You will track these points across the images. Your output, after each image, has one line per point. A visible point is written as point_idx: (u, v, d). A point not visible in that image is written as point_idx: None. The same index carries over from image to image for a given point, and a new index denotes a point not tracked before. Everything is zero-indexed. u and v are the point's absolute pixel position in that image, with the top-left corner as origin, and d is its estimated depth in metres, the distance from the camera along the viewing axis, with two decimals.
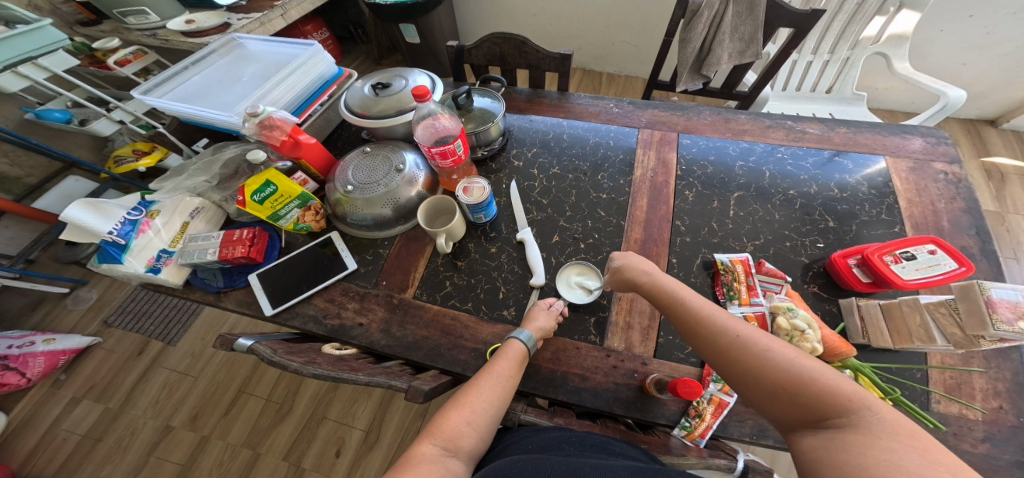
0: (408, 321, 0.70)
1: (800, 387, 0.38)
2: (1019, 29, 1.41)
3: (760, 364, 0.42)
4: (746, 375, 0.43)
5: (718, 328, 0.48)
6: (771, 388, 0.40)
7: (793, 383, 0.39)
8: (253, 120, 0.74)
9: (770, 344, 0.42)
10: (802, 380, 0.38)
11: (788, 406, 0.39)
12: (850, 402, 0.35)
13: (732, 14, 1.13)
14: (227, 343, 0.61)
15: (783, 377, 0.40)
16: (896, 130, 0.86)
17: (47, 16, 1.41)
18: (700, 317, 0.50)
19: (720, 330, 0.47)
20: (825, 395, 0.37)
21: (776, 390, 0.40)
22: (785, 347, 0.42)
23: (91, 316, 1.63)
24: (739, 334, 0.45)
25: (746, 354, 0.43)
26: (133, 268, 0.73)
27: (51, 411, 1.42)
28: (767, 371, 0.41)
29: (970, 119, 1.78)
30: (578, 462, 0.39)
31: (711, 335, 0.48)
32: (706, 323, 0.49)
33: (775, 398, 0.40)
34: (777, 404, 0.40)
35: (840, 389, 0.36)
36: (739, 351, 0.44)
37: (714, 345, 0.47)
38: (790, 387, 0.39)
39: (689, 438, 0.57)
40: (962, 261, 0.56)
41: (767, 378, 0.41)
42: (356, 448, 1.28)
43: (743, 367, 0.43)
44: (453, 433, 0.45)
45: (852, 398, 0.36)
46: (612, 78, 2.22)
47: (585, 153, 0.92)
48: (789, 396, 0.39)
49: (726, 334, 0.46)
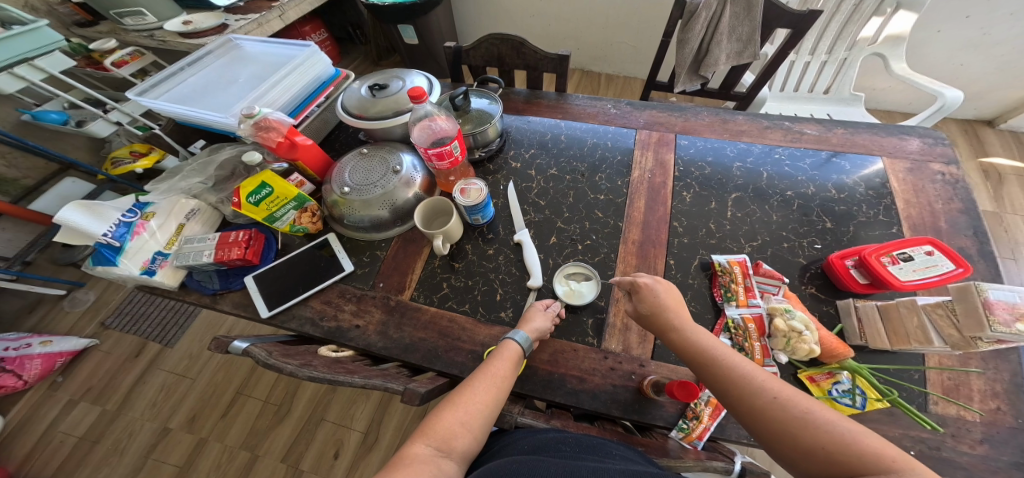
0: (405, 322, 0.70)
1: (843, 449, 0.37)
2: (1015, 29, 1.42)
3: (798, 423, 0.40)
4: (781, 432, 0.41)
5: (748, 381, 0.46)
6: (809, 446, 0.39)
7: (834, 445, 0.37)
8: (249, 122, 0.74)
9: (806, 402, 0.41)
10: (843, 441, 0.37)
11: (829, 466, 0.37)
12: (894, 463, 0.34)
13: (730, 15, 1.13)
14: (223, 345, 0.60)
15: (824, 438, 0.38)
16: (893, 131, 0.86)
17: (44, 17, 1.41)
18: (727, 367, 0.48)
19: (750, 382, 0.45)
20: (868, 456, 0.36)
21: (814, 448, 0.38)
22: (818, 404, 0.41)
23: (88, 318, 1.62)
24: (771, 389, 0.44)
25: (782, 410, 0.42)
26: (128, 271, 0.72)
27: (48, 414, 1.42)
28: (807, 431, 0.39)
29: (968, 119, 1.79)
30: (574, 464, 0.39)
31: (741, 387, 0.46)
32: (734, 374, 0.47)
33: (815, 458, 0.38)
34: (815, 463, 0.38)
35: (882, 451, 0.35)
36: (774, 408, 0.42)
37: (743, 398, 0.45)
38: (831, 447, 0.37)
39: (687, 440, 0.56)
40: (959, 262, 0.56)
41: (806, 438, 0.39)
42: (354, 450, 1.28)
43: (779, 424, 0.42)
44: (445, 433, 0.45)
45: (896, 459, 0.35)
46: (611, 79, 2.22)
47: (583, 153, 0.92)
48: (830, 457, 0.37)
49: (757, 388, 0.45)
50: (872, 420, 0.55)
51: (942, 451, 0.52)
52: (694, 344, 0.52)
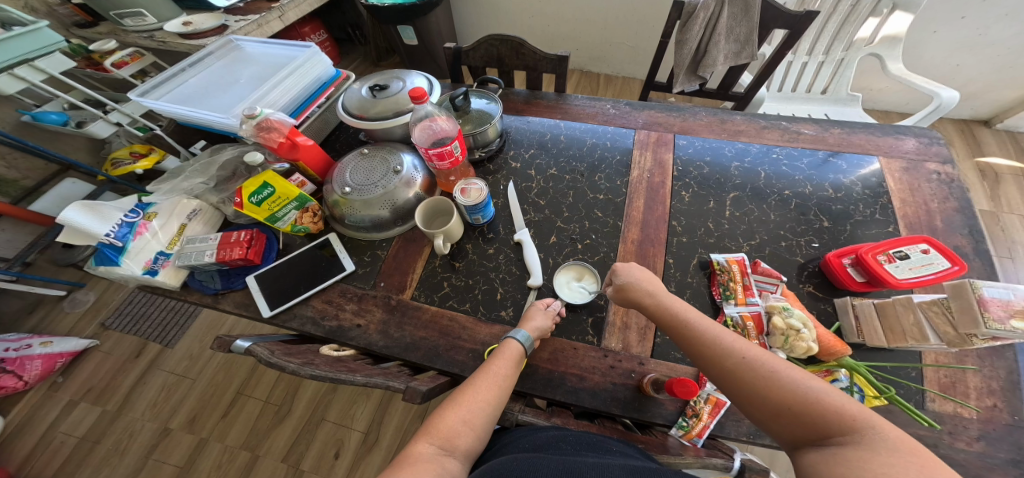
0: (406, 322, 0.71)
1: (810, 409, 0.39)
2: (1011, 30, 1.43)
3: (767, 385, 0.42)
4: (753, 393, 0.44)
5: (723, 347, 0.48)
6: (778, 407, 0.41)
7: (801, 405, 0.40)
8: (251, 123, 0.74)
9: (777, 364, 0.43)
10: (808, 401, 0.39)
11: (795, 425, 0.40)
12: (855, 421, 0.37)
13: (727, 15, 1.14)
14: (225, 345, 0.61)
15: (791, 398, 0.40)
16: (890, 131, 0.86)
17: (44, 18, 1.41)
18: (705, 335, 0.50)
19: (725, 348, 0.48)
20: (831, 415, 0.38)
21: (782, 409, 0.41)
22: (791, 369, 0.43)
23: (88, 319, 1.62)
24: (745, 354, 0.46)
25: (753, 373, 0.44)
26: (130, 271, 0.72)
27: (48, 414, 1.41)
28: (775, 392, 0.42)
29: (964, 119, 1.80)
30: (574, 461, 0.39)
31: (716, 353, 0.48)
32: (712, 341, 0.49)
33: (781, 416, 0.41)
34: (782, 422, 0.41)
35: (844, 409, 0.38)
36: (746, 371, 0.45)
37: (719, 363, 0.48)
38: (797, 407, 0.40)
39: (686, 437, 0.57)
40: (955, 260, 0.57)
41: (775, 399, 0.42)
42: (355, 450, 1.28)
43: (750, 387, 0.44)
44: (449, 432, 0.45)
45: (856, 417, 0.37)
46: (610, 79, 2.23)
47: (582, 153, 0.92)
48: (797, 417, 0.40)
49: (732, 353, 0.47)
50: None
51: (939, 447, 0.52)
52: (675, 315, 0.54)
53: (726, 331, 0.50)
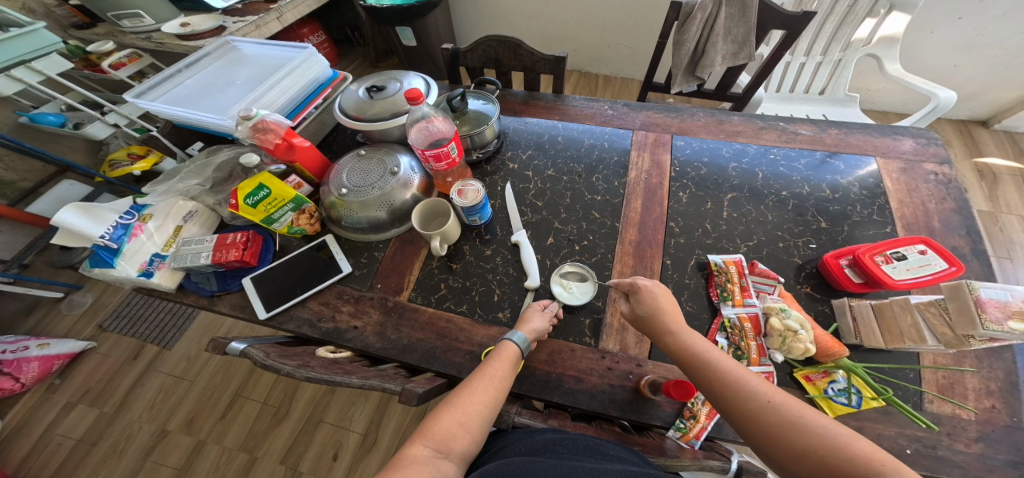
0: (403, 323, 0.70)
1: (834, 451, 0.37)
2: (1008, 31, 1.43)
3: (790, 426, 0.41)
4: (775, 436, 0.41)
5: (741, 385, 0.46)
6: (802, 450, 0.39)
7: (826, 448, 0.38)
8: (247, 124, 0.74)
9: (799, 405, 0.42)
10: (833, 444, 0.38)
11: (820, 469, 0.37)
12: (883, 466, 0.35)
13: (725, 16, 1.13)
14: (220, 347, 0.60)
15: (816, 442, 0.39)
16: (887, 131, 0.86)
17: (41, 19, 1.40)
18: (721, 373, 0.48)
19: (744, 386, 0.46)
20: (857, 459, 0.36)
21: (807, 451, 0.39)
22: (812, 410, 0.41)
23: (86, 320, 1.62)
24: (765, 394, 0.44)
25: (775, 414, 0.42)
26: (125, 272, 0.72)
27: (45, 416, 1.41)
28: (799, 434, 0.40)
29: (962, 119, 1.80)
30: (571, 465, 0.39)
31: (734, 391, 0.46)
32: (729, 379, 0.47)
33: (805, 460, 0.39)
34: (805, 466, 0.39)
35: (871, 454, 0.36)
36: (768, 412, 0.43)
37: (737, 402, 0.46)
38: (822, 450, 0.38)
39: (683, 440, 0.57)
40: (952, 261, 0.57)
41: (799, 442, 0.39)
42: (353, 451, 1.27)
43: (772, 428, 0.42)
44: (445, 434, 0.45)
45: (884, 463, 0.35)
46: (608, 80, 2.23)
47: (580, 154, 0.92)
48: (820, 459, 0.38)
49: (751, 391, 0.45)
50: (868, 419, 0.55)
51: (938, 449, 0.52)
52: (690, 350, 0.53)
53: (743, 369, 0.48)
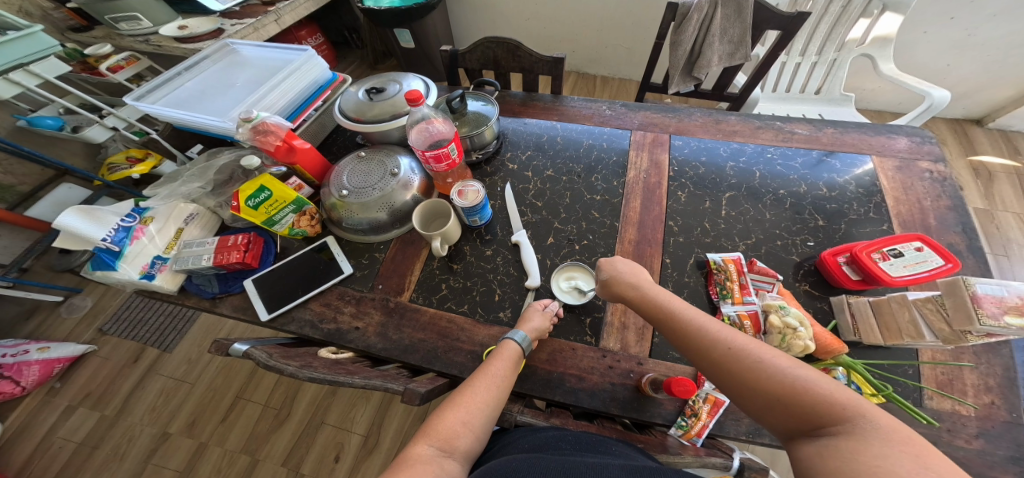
0: (405, 324, 0.71)
1: (800, 398, 0.39)
2: (1000, 30, 1.44)
3: (756, 373, 0.42)
4: (743, 384, 0.43)
5: (709, 336, 0.48)
6: (768, 397, 0.41)
7: (789, 393, 0.39)
8: (247, 126, 0.75)
9: (762, 352, 0.43)
10: (797, 389, 0.39)
11: (786, 414, 0.39)
12: (844, 410, 0.36)
13: (721, 17, 1.14)
14: (222, 348, 0.60)
15: (780, 387, 0.40)
16: (882, 130, 0.87)
17: (38, 22, 1.41)
18: (690, 328, 0.50)
19: (710, 337, 0.48)
20: (819, 404, 0.37)
21: (772, 398, 0.40)
22: (780, 359, 0.42)
23: (86, 324, 1.61)
24: (730, 342, 0.46)
25: (740, 362, 0.44)
26: (127, 275, 0.72)
27: (46, 420, 1.40)
28: (763, 380, 0.41)
29: (957, 118, 1.81)
30: (575, 461, 0.39)
31: (702, 346, 0.48)
32: (698, 335, 0.49)
33: (772, 407, 0.41)
34: (774, 412, 0.41)
35: (833, 397, 0.37)
36: (733, 359, 0.44)
37: (707, 353, 0.47)
38: (787, 396, 0.39)
39: (686, 437, 0.58)
40: (948, 257, 0.58)
41: (763, 389, 0.41)
42: (355, 453, 1.27)
43: (737, 376, 0.44)
44: (448, 433, 0.45)
45: (846, 405, 0.36)
46: (607, 81, 2.24)
47: (579, 155, 0.92)
48: (786, 407, 0.39)
49: (718, 342, 0.47)
50: None
51: (938, 445, 0.53)
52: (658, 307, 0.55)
53: (713, 322, 0.50)
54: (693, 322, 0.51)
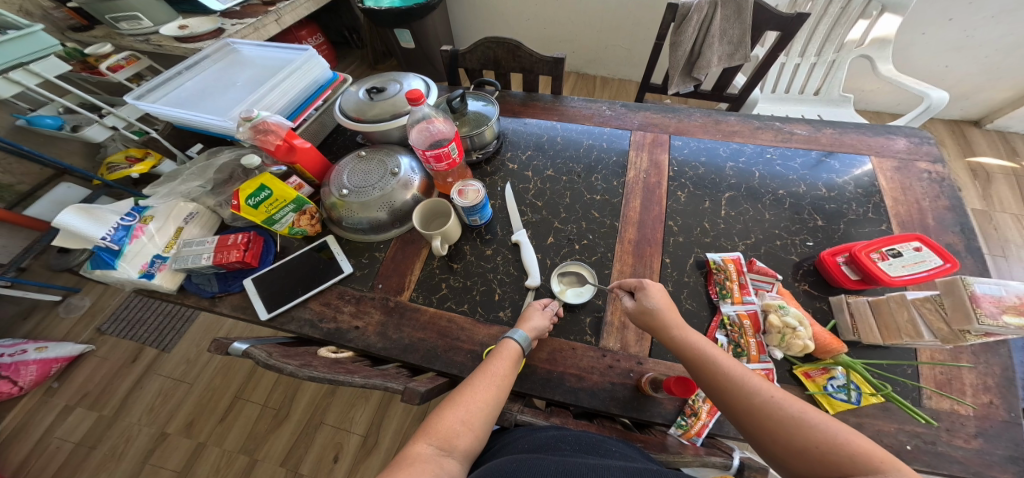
0: (404, 323, 0.71)
1: (836, 449, 0.38)
2: (997, 32, 1.45)
3: (795, 424, 0.41)
4: (777, 431, 0.42)
5: (745, 381, 0.47)
6: (802, 445, 0.40)
7: (827, 445, 0.38)
8: (247, 125, 0.75)
9: (800, 404, 0.42)
10: (833, 441, 0.38)
11: (817, 464, 0.39)
12: (882, 463, 0.36)
13: (721, 17, 1.14)
14: (222, 347, 0.60)
15: (814, 437, 0.40)
16: (881, 131, 0.88)
17: (38, 21, 1.40)
18: (726, 371, 0.49)
19: (747, 383, 0.47)
20: (855, 455, 0.37)
21: (806, 447, 0.40)
22: (816, 411, 0.42)
23: (84, 323, 1.61)
24: (768, 391, 0.45)
25: (777, 411, 0.43)
26: (126, 273, 0.72)
27: (42, 420, 1.40)
28: (801, 431, 0.41)
29: (955, 119, 1.82)
30: (574, 462, 0.39)
31: (735, 388, 0.47)
32: (730, 377, 0.48)
33: (803, 455, 0.40)
34: (804, 461, 0.40)
35: (870, 451, 0.37)
36: (770, 408, 0.43)
37: (740, 398, 0.46)
38: (824, 446, 0.39)
39: (685, 437, 0.57)
40: (946, 257, 0.58)
41: (798, 438, 0.40)
42: (354, 453, 1.27)
43: (774, 424, 0.43)
44: (447, 432, 0.45)
45: (881, 459, 0.36)
46: (606, 81, 2.24)
47: (579, 155, 0.93)
48: (821, 456, 0.38)
49: (754, 389, 0.46)
50: (868, 415, 0.56)
51: (937, 445, 0.52)
52: (694, 346, 0.53)
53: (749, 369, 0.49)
54: (728, 367, 0.49)
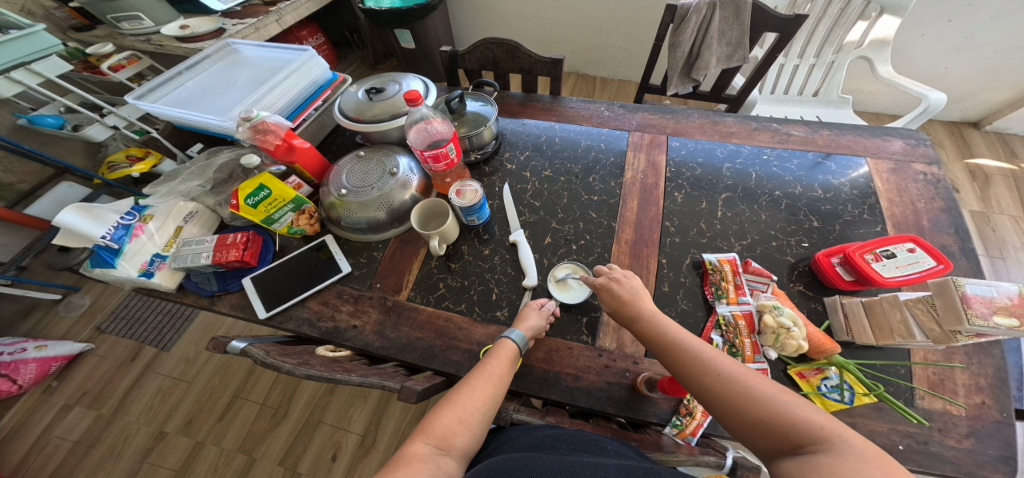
0: (402, 322, 0.71)
1: (781, 421, 0.39)
2: (996, 33, 1.45)
3: (743, 399, 0.42)
4: (730, 409, 0.43)
5: (698, 361, 0.47)
6: (753, 419, 0.41)
7: (773, 417, 0.39)
8: (247, 125, 0.75)
9: (748, 378, 0.43)
10: (779, 413, 0.39)
11: (768, 437, 0.39)
12: (823, 431, 0.36)
13: (719, 18, 1.15)
14: (221, 346, 0.61)
15: (762, 411, 0.40)
16: (877, 133, 0.88)
17: (40, 21, 1.41)
18: (681, 352, 0.50)
19: (700, 361, 0.47)
20: (800, 425, 0.38)
21: (756, 421, 0.40)
22: (764, 382, 0.42)
23: (84, 322, 1.62)
24: (719, 368, 0.46)
25: (728, 387, 0.43)
26: (126, 273, 0.73)
27: (42, 419, 1.40)
28: (749, 405, 0.41)
29: (954, 121, 1.83)
30: (570, 460, 0.40)
31: (690, 368, 0.48)
32: (686, 357, 0.49)
33: (756, 430, 0.40)
34: (757, 435, 0.40)
35: (812, 420, 0.37)
36: (721, 385, 0.44)
37: (695, 378, 0.47)
38: (770, 419, 0.39)
39: (680, 436, 0.58)
40: (940, 259, 0.58)
41: (748, 413, 0.41)
42: (352, 452, 1.28)
43: (725, 401, 0.43)
44: (445, 431, 0.46)
45: (824, 427, 0.37)
46: (606, 82, 2.25)
47: (577, 155, 0.93)
48: (769, 428, 0.39)
49: (706, 367, 0.46)
50: (862, 415, 0.56)
51: (929, 444, 0.53)
52: (653, 330, 0.54)
53: (704, 347, 0.49)
54: (684, 347, 0.50)
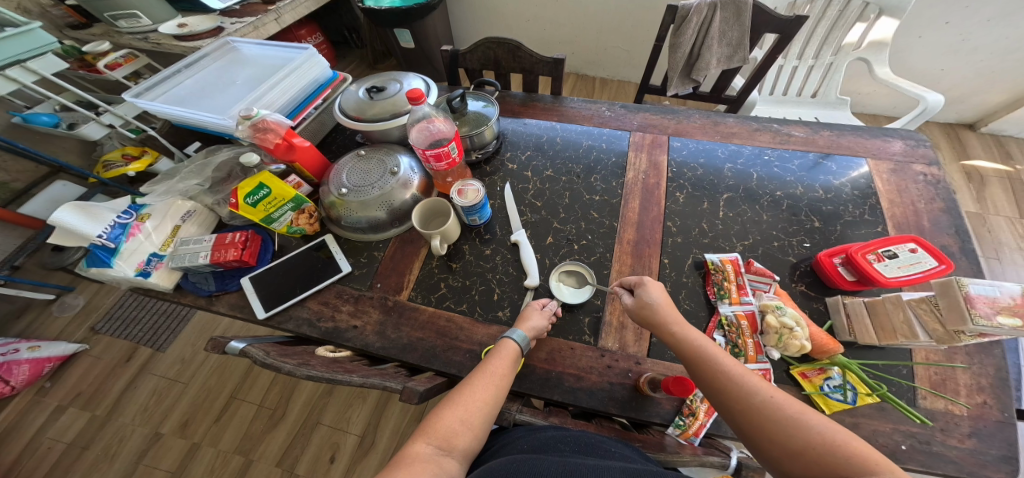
0: (403, 322, 0.71)
1: (830, 449, 0.38)
2: (993, 35, 1.47)
3: (791, 425, 0.41)
4: (775, 433, 0.42)
5: (743, 382, 0.47)
6: (798, 445, 0.40)
7: (821, 445, 0.39)
8: (247, 123, 0.74)
9: (796, 405, 0.43)
10: (827, 441, 0.39)
11: (811, 464, 0.39)
12: (877, 465, 0.36)
13: (719, 19, 1.15)
14: (219, 346, 0.60)
15: (810, 437, 0.40)
16: (877, 133, 0.88)
17: (35, 19, 1.39)
18: (722, 370, 0.49)
19: (744, 382, 0.47)
20: (850, 456, 0.37)
21: (802, 448, 0.40)
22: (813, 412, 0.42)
23: (79, 322, 1.60)
24: (767, 392, 0.45)
25: (775, 411, 0.43)
26: (123, 272, 0.72)
27: (35, 420, 1.39)
28: (797, 431, 0.41)
29: (950, 123, 1.84)
30: (574, 462, 0.39)
31: (732, 387, 0.47)
32: (728, 376, 0.48)
33: (797, 455, 0.40)
34: (797, 461, 0.40)
35: (865, 453, 0.37)
36: (769, 408, 0.44)
37: (737, 398, 0.46)
38: (818, 446, 0.39)
39: (683, 437, 0.57)
40: (941, 259, 0.59)
41: (795, 438, 0.40)
42: (351, 454, 1.27)
43: (770, 424, 0.43)
44: (447, 431, 0.45)
45: (877, 461, 0.36)
46: (606, 83, 2.25)
47: (578, 155, 0.93)
48: (815, 456, 0.38)
49: (752, 388, 0.46)
50: (864, 415, 0.56)
51: (932, 444, 0.53)
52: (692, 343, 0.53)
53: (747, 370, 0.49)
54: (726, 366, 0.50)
